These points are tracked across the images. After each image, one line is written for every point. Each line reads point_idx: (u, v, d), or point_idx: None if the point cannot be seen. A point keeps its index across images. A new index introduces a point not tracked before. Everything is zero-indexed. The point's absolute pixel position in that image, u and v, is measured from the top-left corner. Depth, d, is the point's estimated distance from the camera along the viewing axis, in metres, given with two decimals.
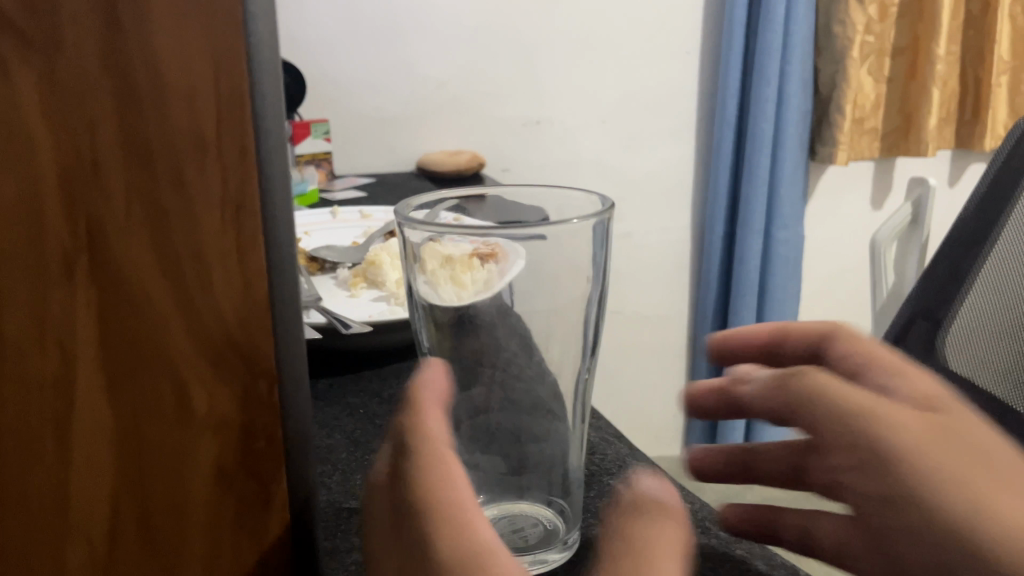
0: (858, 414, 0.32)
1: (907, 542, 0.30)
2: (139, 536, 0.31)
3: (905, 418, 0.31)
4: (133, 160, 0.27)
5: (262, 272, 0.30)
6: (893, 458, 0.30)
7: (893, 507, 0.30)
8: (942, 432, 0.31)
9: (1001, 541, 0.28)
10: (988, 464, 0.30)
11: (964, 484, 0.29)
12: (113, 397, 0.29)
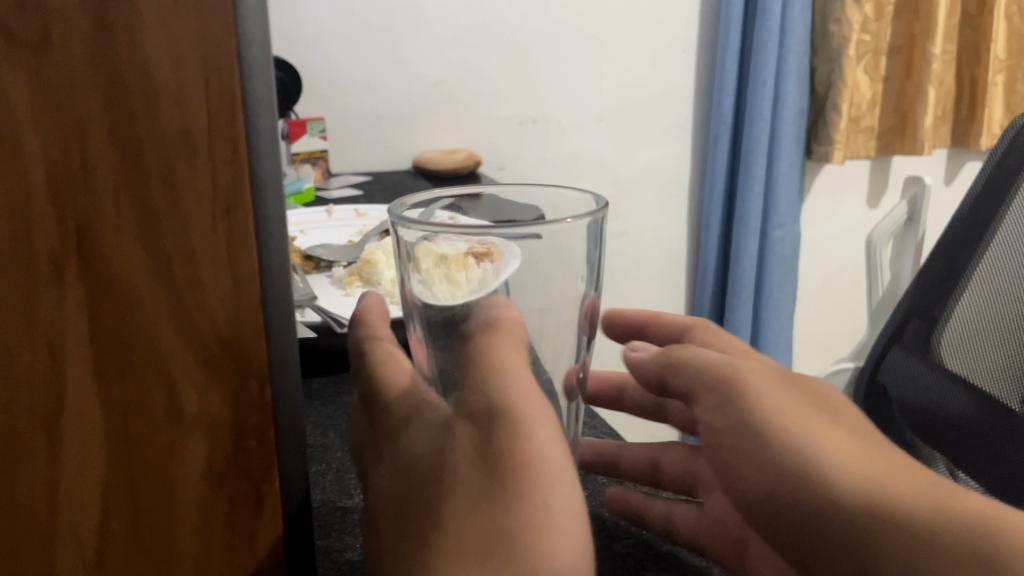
0: (719, 367, 0.40)
1: (751, 461, 0.36)
2: (129, 535, 0.31)
3: (757, 369, 0.39)
4: (122, 159, 0.27)
5: (254, 271, 0.30)
6: (739, 394, 0.38)
7: (740, 432, 0.37)
8: (783, 383, 0.38)
9: (809, 447, 0.34)
10: (819, 401, 0.36)
11: (792, 413, 0.36)
12: (102, 396, 0.29)
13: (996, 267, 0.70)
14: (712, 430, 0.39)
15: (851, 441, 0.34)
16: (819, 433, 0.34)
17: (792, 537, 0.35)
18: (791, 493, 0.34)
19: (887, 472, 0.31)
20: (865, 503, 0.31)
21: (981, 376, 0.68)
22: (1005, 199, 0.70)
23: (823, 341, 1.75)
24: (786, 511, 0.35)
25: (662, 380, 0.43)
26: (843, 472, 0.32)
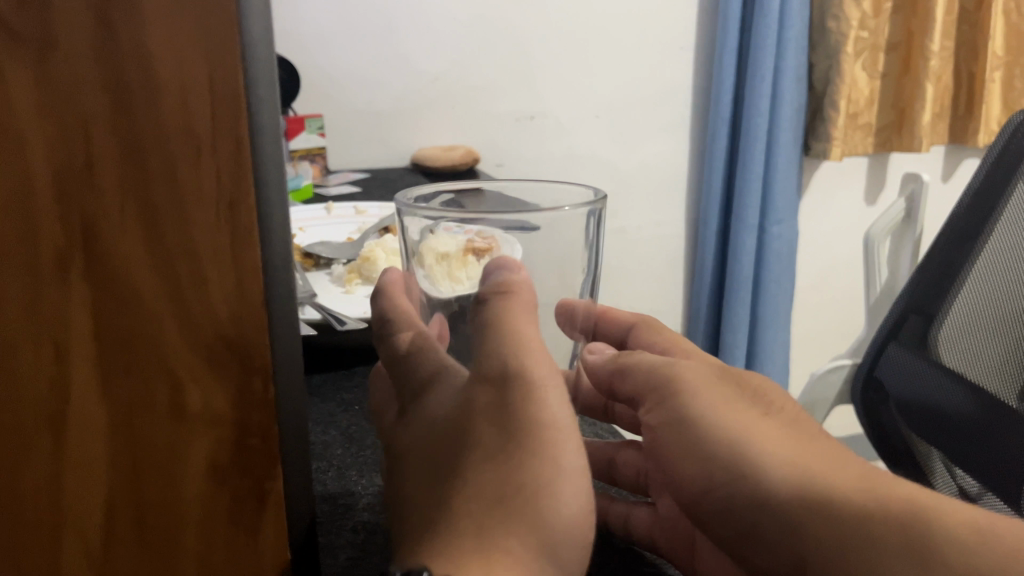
0: (659, 369, 0.46)
1: (690, 449, 0.42)
2: (134, 532, 0.31)
3: (692, 369, 0.45)
4: (126, 157, 0.27)
5: (257, 269, 0.30)
6: (677, 392, 0.44)
7: (678, 425, 0.43)
8: (718, 382, 0.44)
9: (740, 439, 0.40)
10: (747, 399, 0.43)
11: (722, 408, 0.42)
12: (106, 394, 0.29)
13: (993, 264, 0.70)
14: (653, 424, 0.45)
15: (771, 433, 0.40)
16: (742, 423, 0.41)
17: (721, 518, 0.41)
18: (726, 478, 0.40)
19: (805, 460, 0.38)
20: (791, 486, 0.37)
21: (979, 372, 0.68)
22: (1002, 196, 0.70)
23: (819, 338, 1.75)
24: (721, 492, 0.41)
25: (610, 383, 0.49)
26: (770, 459, 0.39)
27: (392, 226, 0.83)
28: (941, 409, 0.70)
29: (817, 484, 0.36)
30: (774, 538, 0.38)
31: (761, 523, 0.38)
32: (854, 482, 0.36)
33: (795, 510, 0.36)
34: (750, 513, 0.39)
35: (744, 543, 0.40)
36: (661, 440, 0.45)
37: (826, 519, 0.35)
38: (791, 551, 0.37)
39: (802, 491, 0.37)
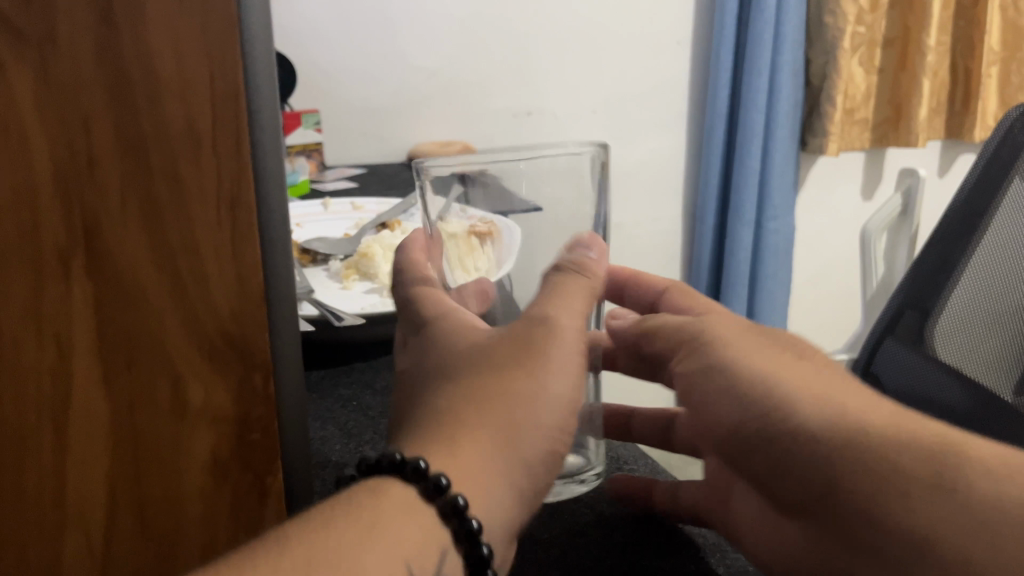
0: (688, 325, 0.42)
1: (722, 394, 0.37)
2: (135, 527, 0.31)
3: (721, 323, 0.40)
4: (127, 152, 0.27)
5: (257, 265, 0.30)
6: (712, 343, 0.39)
7: (708, 371, 0.38)
8: (752, 332, 0.39)
9: (768, 376, 0.35)
10: (781, 345, 0.38)
11: (755, 356, 0.37)
12: (108, 389, 0.29)
13: (990, 258, 0.70)
14: (685, 378, 0.40)
15: (807, 373, 0.35)
16: (776, 365, 0.36)
17: (744, 458, 0.36)
18: (751, 414, 0.35)
19: (843, 397, 0.32)
20: (824, 415, 0.32)
21: (974, 366, 0.69)
22: (997, 191, 0.71)
23: (816, 333, 1.75)
24: (746, 428, 0.35)
25: (638, 347, 0.45)
26: (802, 397, 0.33)
27: (389, 222, 0.83)
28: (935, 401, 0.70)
29: (851, 413, 0.31)
30: (800, 468, 0.32)
31: (788, 453, 0.32)
32: (893, 421, 0.30)
33: (825, 436, 0.31)
34: (779, 445, 0.33)
35: (771, 477, 0.34)
36: (691, 392, 0.39)
37: (861, 447, 0.29)
38: (819, 479, 0.31)
39: (834, 419, 0.31)
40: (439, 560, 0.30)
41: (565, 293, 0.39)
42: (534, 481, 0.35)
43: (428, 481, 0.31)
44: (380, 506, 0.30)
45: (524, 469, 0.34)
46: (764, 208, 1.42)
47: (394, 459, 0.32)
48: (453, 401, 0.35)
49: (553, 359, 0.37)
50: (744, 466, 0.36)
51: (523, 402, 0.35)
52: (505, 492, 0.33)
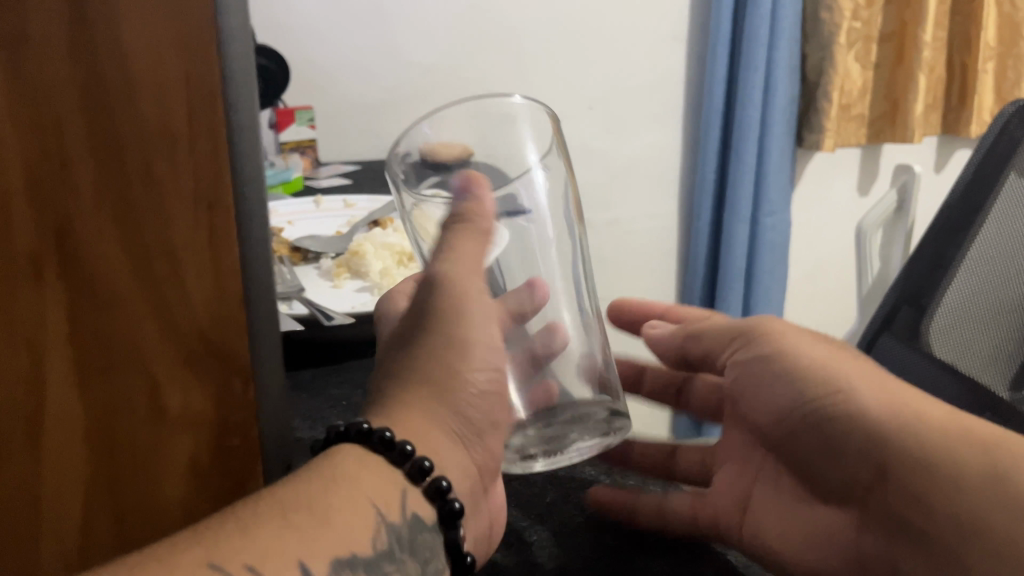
0: (738, 322, 0.48)
1: (772, 378, 0.43)
2: (113, 534, 0.31)
3: (773, 319, 0.46)
4: (101, 152, 0.27)
5: (235, 267, 0.29)
6: (763, 333, 0.45)
7: (757, 359, 0.44)
8: (801, 330, 0.45)
9: (833, 371, 0.39)
10: (832, 344, 0.44)
11: (808, 348, 0.42)
12: (83, 393, 0.29)
13: (987, 251, 0.70)
14: (735, 369, 0.46)
15: (857, 365, 0.40)
16: (829, 356, 0.41)
17: (803, 438, 0.40)
18: (804, 398, 0.40)
19: (897, 388, 0.37)
20: (883, 402, 0.36)
21: (971, 363, 0.68)
22: (994, 188, 0.70)
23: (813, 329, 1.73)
24: (802, 409, 0.40)
25: (683, 351, 0.52)
26: (863, 386, 0.37)
27: (382, 220, 0.83)
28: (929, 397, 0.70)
29: (908, 403, 0.35)
30: (857, 452, 0.36)
31: (847, 435, 0.37)
32: (947, 416, 0.34)
33: (881, 424, 0.35)
34: (837, 427, 0.37)
35: (823, 457, 0.39)
36: (743, 380, 0.45)
37: (913, 438, 0.34)
38: (874, 462, 0.35)
39: (893, 408, 0.35)
40: (401, 500, 0.34)
41: (456, 254, 0.40)
42: (467, 431, 0.39)
43: (374, 437, 0.35)
44: (335, 462, 0.34)
45: (461, 417, 0.39)
46: (761, 204, 1.38)
47: (337, 430, 0.36)
48: (402, 366, 0.39)
49: (470, 317, 0.40)
50: (796, 447, 0.41)
51: (450, 360, 0.39)
52: (447, 437, 0.38)
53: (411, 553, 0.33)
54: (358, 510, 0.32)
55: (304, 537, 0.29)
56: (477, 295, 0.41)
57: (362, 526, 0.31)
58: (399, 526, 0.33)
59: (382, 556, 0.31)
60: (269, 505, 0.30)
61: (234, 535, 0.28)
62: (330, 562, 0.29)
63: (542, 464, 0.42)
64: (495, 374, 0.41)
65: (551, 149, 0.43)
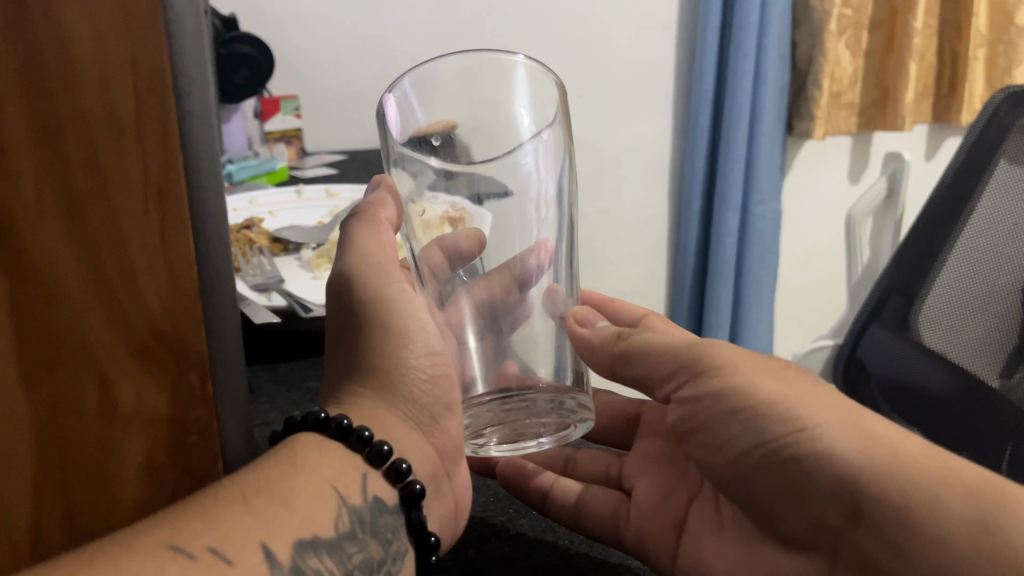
0: (684, 349, 0.43)
1: (730, 417, 0.40)
2: (64, 532, 0.31)
3: (723, 347, 0.42)
4: (40, 140, 0.26)
5: (190, 259, 0.29)
6: (716, 369, 0.41)
7: (712, 401, 0.41)
8: (754, 356, 0.42)
9: (790, 400, 0.37)
10: (784, 364, 0.41)
11: (765, 380, 0.39)
12: (28, 390, 0.28)
13: (975, 240, 0.68)
14: (682, 404, 0.43)
15: (824, 399, 0.37)
16: (791, 391, 0.38)
17: (763, 484, 0.38)
18: (762, 439, 0.38)
19: (866, 425, 0.35)
20: (852, 445, 0.34)
21: (959, 353, 0.67)
22: (981, 178, 0.69)
23: (805, 318, 1.69)
24: (761, 448, 0.38)
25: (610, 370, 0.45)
26: (833, 428, 0.35)
27: None
28: (918, 387, 0.70)
29: (882, 440, 0.33)
30: (828, 495, 0.34)
31: (813, 477, 0.35)
32: (928, 451, 0.33)
33: (851, 468, 0.33)
34: (801, 468, 0.35)
35: (791, 507, 0.37)
36: (694, 416, 0.42)
37: (889, 482, 0.32)
38: (845, 507, 0.33)
39: (870, 446, 0.33)
40: (361, 482, 0.35)
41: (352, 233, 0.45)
42: (417, 413, 0.41)
43: (331, 425, 0.36)
44: (294, 450, 0.35)
45: (412, 403, 0.40)
46: (750, 193, 1.36)
47: (294, 421, 0.37)
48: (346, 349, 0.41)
49: (399, 304, 0.41)
50: (751, 487, 0.40)
51: (393, 343, 0.40)
52: (402, 424, 0.39)
53: (372, 532, 0.34)
54: (318, 495, 0.33)
55: (264, 522, 0.30)
56: (401, 282, 0.43)
57: (322, 508, 0.32)
58: (360, 507, 0.34)
59: (344, 537, 0.33)
60: (230, 492, 0.31)
61: (195, 518, 0.29)
62: (291, 541, 0.30)
63: (500, 450, 0.41)
64: (440, 360, 0.42)
65: (553, 118, 0.40)
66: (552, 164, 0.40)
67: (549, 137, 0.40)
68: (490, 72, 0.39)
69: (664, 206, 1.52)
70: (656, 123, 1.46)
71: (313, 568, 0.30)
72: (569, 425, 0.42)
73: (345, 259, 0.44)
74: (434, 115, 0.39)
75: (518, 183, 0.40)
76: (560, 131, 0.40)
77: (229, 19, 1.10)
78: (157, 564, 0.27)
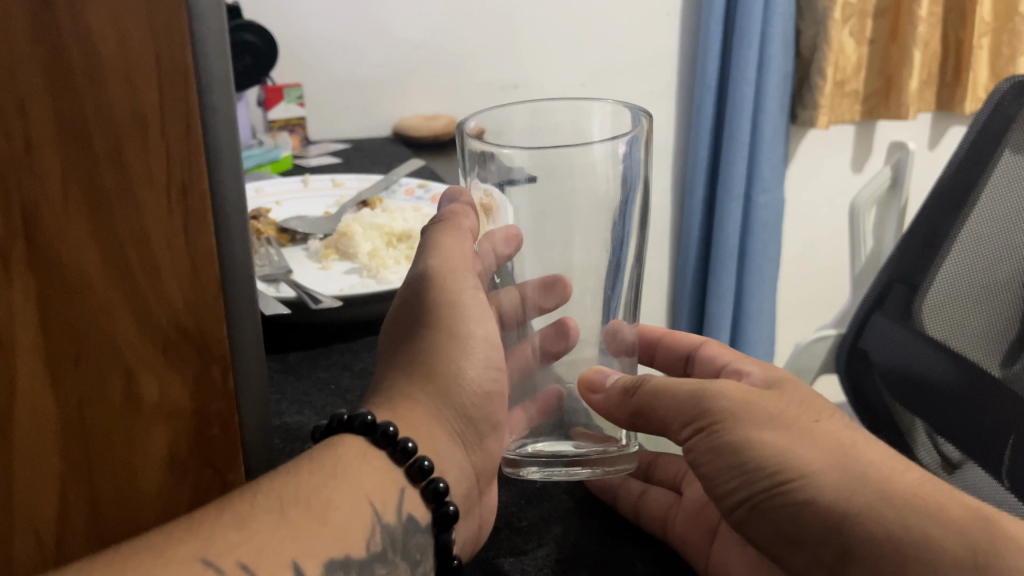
0: (689, 397, 0.40)
1: (727, 470, 0.39)
2: (89, 520, 0.33)
3: (730, 390, 0.40)
4: (67, 140, 0.28)
5: (212, 253, 0.31)
6: (721, 420, 0.39)
7: (714, 454, 0.39)
8: (766, 397, 0.40)
9: (778, 449, 0.37)
10: (795, 404, 0.40)
11: (768, 433, 0.38)
12: (55, 384, 0.30)
13: (976, 231, 0.68)
14: (694, 453, 0.40)
15: (819, 437, 0.37)
16: (788, 437, 0.37)
17: (757, 525, 0.38)
18: (756, 487, 0.37)
19: (855, 460, 0.36)
20: (837, 484, 0.35)
21: (959, 341, 0.68)
22: (985, 168, 0.68)
23: (805, 307, 1.69)
24: (747, 495, 0.38)
25: (633, 421, 0.42)
26: (824, 474, 0.35)
27: (370, 200, 0.83)
28: (918, 377, 0.70)
29: (869, 476, 0.35)
30: (817, 537, 0.35)
31: (799, 522, 0.36)
32: (916, 487, 0.34)
33: (834, 503, 0.34)
34: (795, 514, 0.36)
35: (787, 546, 0.38)
36: (703, 467, 0.40)
37: (880, 514, 0.33)
38: (834, 546, 0.34)
39: (851, 486, 0.34)
40: (398, 499, 0.36)
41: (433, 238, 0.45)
42: (471, 424, 0.41)
43: (377, 431, 0.37)
44: (337, 455, 0.36)
45: (461, 416, 0.41)
46: (753, 181, 1.36)
47: (342, 420, 0.38)
48: (410, 349, 0.42)
49: (466, 310, 0.42)
50: (747, 532, 0.40)
51: (450, 350, 0.41)
52: (449, 440, 0.40)
53: (403, 554, 0.35)
54: (355, 509, 0.34)
55: (300, 537, 0.31)
56: (466, 278, 0.43)
57: (357, 525, 0.33)
58: (393, 527, 0.35)
59: (375, 558, 0.33)
60: (268, 499, 0.32)
61: (230, 529, 0.30)
62: (321, 563, 0.31)
63: (541, 472, 0.42)
64: (498, 375, 0.42)
65: (637, 130, 0.40)
66: (625, 176, 0.40)
67: (627, 146, 0.39)
68: (572, 116, 0.44)
69: (668, 193, 1.51)
70: (660, 110, 1.45)
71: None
72: (615, 465, 0.43)
73: (425, 260, 0.44)
74: (505, 131, 0.44)
75: (588, 190, 0.40)
76: (638, 134, 0.40)
77: (234, 8, 1.09)
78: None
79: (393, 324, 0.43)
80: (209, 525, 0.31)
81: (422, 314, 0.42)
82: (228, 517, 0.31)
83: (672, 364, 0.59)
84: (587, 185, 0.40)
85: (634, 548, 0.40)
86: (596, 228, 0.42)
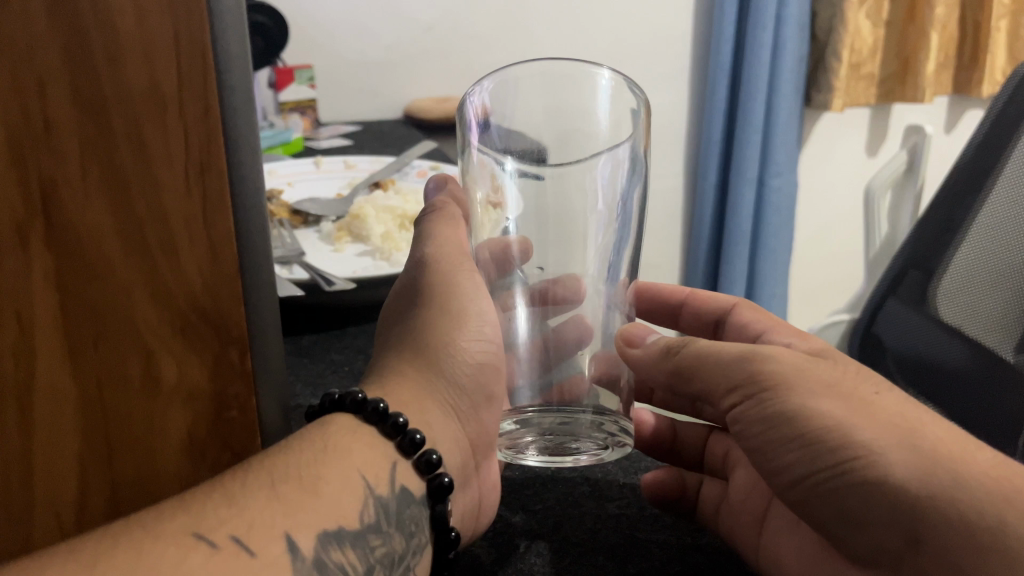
0: (735, 362, 0.40)
1: (785, 444, 0.38)
2: (108, 498, 0.33)
3: (779, 356, 0.39)
4: (85, 119, 0.28)
5: (229, 234, 0.31)
6: (771, 388, 0.38)
7: (766, 424, 0.38)
8: (818, 365, 0.38)
9: (842, 422, 0.35)
10: (855, 375, 0.38)
11: (828, 404, 0.36)
12: (75, 364, 0.30)
13: (994, 217, 0.65)
14: (743, 415, 0.39)
15: (880, 414, 0.35)
16: (847, 408, 0.36)
17: (821, 507, 0.37)
18: (823, 467, 0.36)
19: (926, 444, 0.33)
20: (907, 470, 0.32)
21: (975, 327, 0.66)
22: (1002, 153, 0.66)
23: (818, 293, 1.68)
24: (811, 471, 0.37)
25: (673, 379, 0.43)
26: (888, 451, 0.33)
27: (383, 182, 0.82)
28: (933, 361, 0.70)
29: (939, 456, 0.32)
30: (884, 521, 0.33)
31: (869, 501, 0.34)
32: (991, 468, 0.32)
33: (904, 491, 0.32)
34: (862, 495, 0.34)
35: (848, 530, 0.36)
36: (751, 438, 0.40)
37: (948, 504, 0.31)
38: (902, 532, 0.33)
39: (925, 465, 0.32)
40: (390, 472, 0.35)
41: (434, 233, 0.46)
42: (465, 395, 0.42)
43: (367, 408, 0.36)
44: (327, 432, 0.35)
45: (453, 388, 0.41)
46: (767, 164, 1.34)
47: (332, 399, 0.37)
48: (406, 330, 0.42)
49: (463, 291, 0.43)
50: (807, 510, 0.39)
51: (443, 325, 0.42)
52: (441, 411, 0.40)
53: (397, 525, 0.34)
54: (346, 485, 0.33)
55: (293, 511, 0.30)
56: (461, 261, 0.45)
57: (350, 497, 0.33)
58: (387, 498, 0.34)
59: (368, 529, 0.33)
60: (259, 476, 0.31)
61: (220, 505, 0.29)
62: (315, 533, 0.30)
63: (538, 459, 0.41)
64: (490, 348, 0.43)
65: (636, 125, 0.41)
66: (630, 178, 0.41)
67: (628, 156, 0.41)
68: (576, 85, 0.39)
69: (681, 177, 1.50)
70: (672, 93, 1.43)
71: (335, 561, 0.30)
72: (610, 446, 0.41)
73: (422, 249, 0.45)
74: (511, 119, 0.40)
75: (581, 190, 0.41)
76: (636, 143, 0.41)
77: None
78: (180, 551, 0.27)
79: (395, 312, 0.44)
80: (200, 502, 0.30)
81: (419, 301, 0.43)
82: (220, 495, 0.30)
83: (700, 327, 0.59)
84: (579, 188, 0.41)
85: (651, 531, 0.40)
86: (592, 230, 0.42)
